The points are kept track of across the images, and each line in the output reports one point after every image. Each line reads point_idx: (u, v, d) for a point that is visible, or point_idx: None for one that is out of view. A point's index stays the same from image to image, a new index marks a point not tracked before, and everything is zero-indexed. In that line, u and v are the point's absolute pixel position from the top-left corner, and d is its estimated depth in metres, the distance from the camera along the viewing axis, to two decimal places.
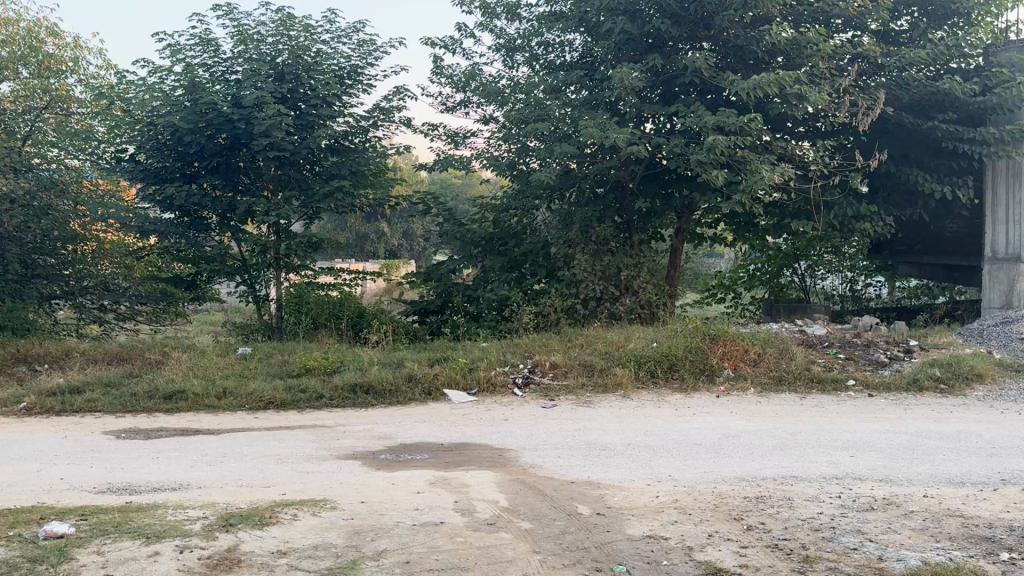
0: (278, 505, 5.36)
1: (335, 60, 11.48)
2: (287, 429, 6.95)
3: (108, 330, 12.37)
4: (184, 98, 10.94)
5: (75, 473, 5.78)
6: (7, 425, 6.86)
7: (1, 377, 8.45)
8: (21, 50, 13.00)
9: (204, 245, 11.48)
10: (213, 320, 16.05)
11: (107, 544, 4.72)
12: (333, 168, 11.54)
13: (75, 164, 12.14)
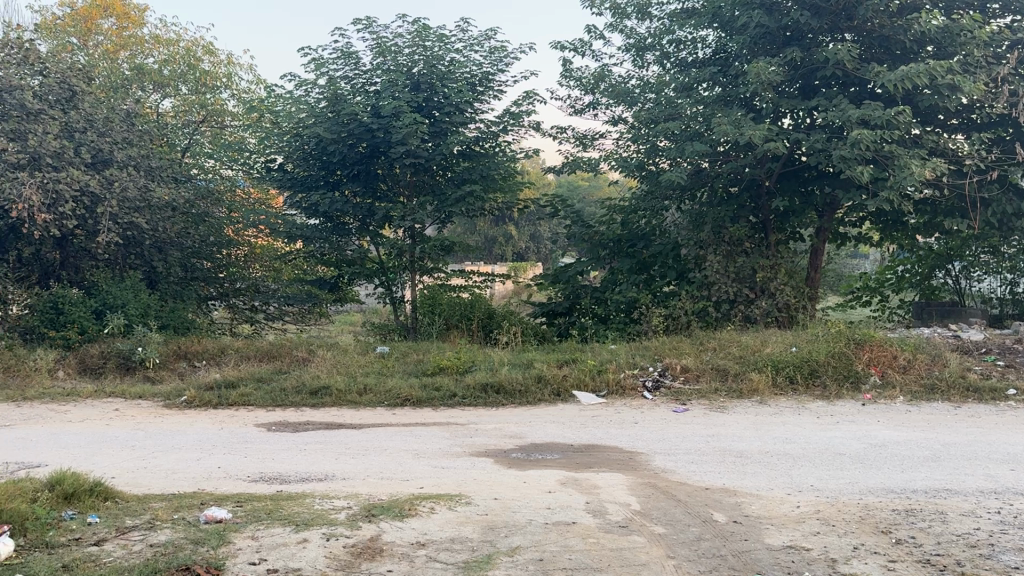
0: (416, 498, 5.55)
1: (468, 68, 11.75)
2: (422, 426, 7.18)
3: (259, 330, 13.20)
4: (328, 110, 11.52)
5: (231, 463, 6.19)
6: (172, 415, 7.45)
7: (165, 371, 9.16)
8: (181, 69, 14.18)
9: (345, 249, 12.08)
10: (353, 319, 16.76)
11: (260, 529, 5.03)
12: (465, 173, 11.85)
13: (228, 174, 13.11)
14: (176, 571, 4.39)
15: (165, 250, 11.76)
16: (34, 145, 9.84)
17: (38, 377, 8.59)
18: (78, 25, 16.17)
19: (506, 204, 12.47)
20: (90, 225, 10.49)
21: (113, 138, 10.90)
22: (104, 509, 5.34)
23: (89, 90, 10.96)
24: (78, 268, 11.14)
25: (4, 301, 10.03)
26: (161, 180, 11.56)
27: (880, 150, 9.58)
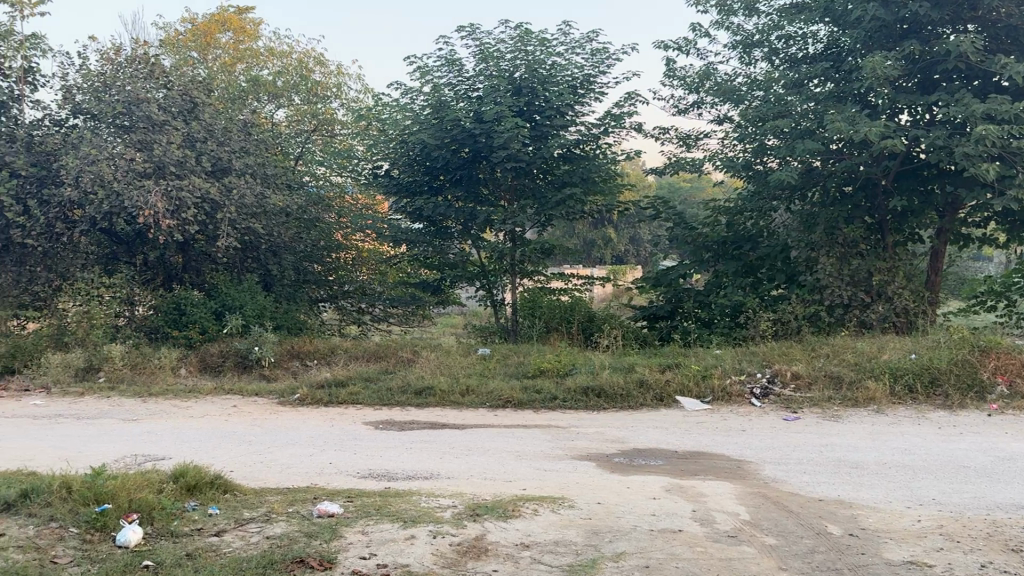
0: (520, 499, 5.57)
1: (569, 71, 11.78)
2: (524, 428, 7.22)
3: (366, 330, 13.56)
4: (432, 117, 11.79)
5: (341, 459, 6.39)
6: (287, 412, 7.76)
7: (278, 370, 9.55)
8: (294, 79, 14.92)
9: (448, 252, 12.31)
10: (455, 321, 16.99)
11: (370, 525, 5.15)
12: (565, 176, 11.87)
13: (338, 181, 13.62)
14: (291, 563, 4.56)
15: (280, 254, 12.37)
16: (159, 155, 10.46)
17: (163, 374, 9.14)
18: (199, 40, 17.06)
19: (606, 206, 12.38)
20: (210, 230, 11.05)
21: (230, 147, 11.46)
22: (224, 500, 5.60)
23: (209, 101, 11.58)
24: (199, 270, 11.81)
25: (131, 301, 10.70)
26: (275, 186, 12.08)
27: (1007, 146, 9.05)
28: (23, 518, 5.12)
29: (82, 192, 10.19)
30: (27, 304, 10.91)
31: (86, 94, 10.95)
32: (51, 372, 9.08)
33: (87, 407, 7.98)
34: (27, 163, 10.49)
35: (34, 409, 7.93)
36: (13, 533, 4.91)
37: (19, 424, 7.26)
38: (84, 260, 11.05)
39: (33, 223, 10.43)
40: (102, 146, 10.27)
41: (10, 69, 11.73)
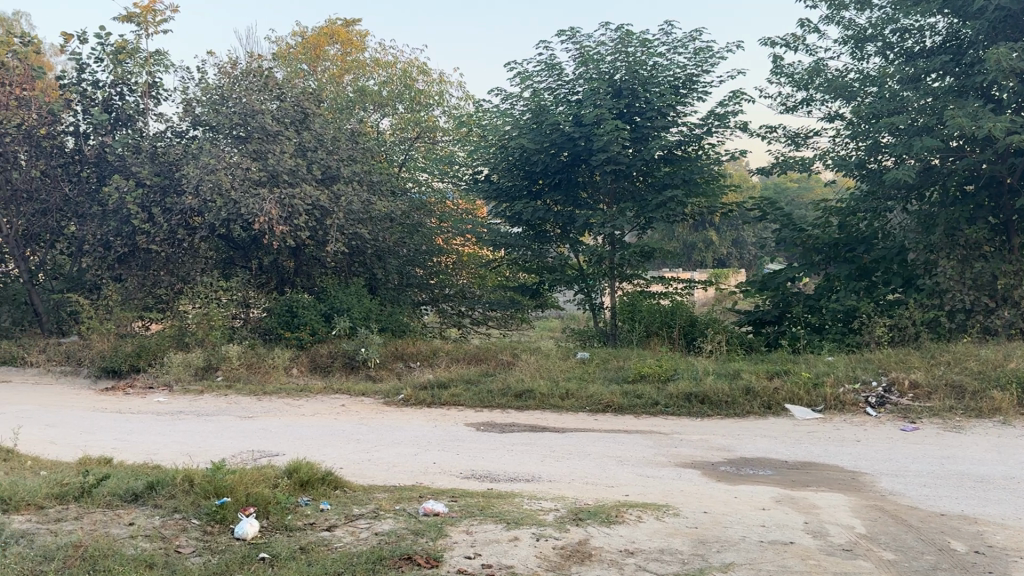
0: (623, 505, 5.52)
1: (672, 71, 11.64)
2: (626, 433, 7.17)
3: (466, 334, 13.72)
4: (532, 122, 11.89)
5: (445, 459, 6.50)
6: (393, 412, 7.97)
7: (382, 371, 9.78)
8: (399, 89, 15.28)
9: (546, 256, 12.36)
10: (553, 326, 17.03)
11: (474, 525, 5.21)
12: (666, 178, 11.71)
13: (440, 187, 14.06)
14: (399, 560, 4.64)
15: (384, 258, 12.68)
16: (272, 163, 10.92)
17: (275, 373, 9.52)
18: (309, 53, 17.75)
19: (709, 208, 12.08)
20: (319, 236, 11.43)
21: (339, 156, 11.89)
22: (334, 496, 5.77)
23: (319, 111, 12.04)
24: (310, 275, 12.29)
25: (247, 304, 11.19)
26: (381, 192, 12.43)
27: None
28: (151, 508, 5.42)
29: (201, 200, 10.70)
30: (153, 306, 11.59)
31: (205, 107, 11.65)
32: (174, 370, 9.57)
33: (206, 404, 8.40)
34: (152, 173, 11.31)
35: (159, 406, 8.41)
36: (142, 522, 5.20)
37: (146, 419, 7.70)
38: (204, 265, 11.58)
39: (157, 229, 11.11)
40: (220, 156, 10.83)
41: (136, 84, 12.55)
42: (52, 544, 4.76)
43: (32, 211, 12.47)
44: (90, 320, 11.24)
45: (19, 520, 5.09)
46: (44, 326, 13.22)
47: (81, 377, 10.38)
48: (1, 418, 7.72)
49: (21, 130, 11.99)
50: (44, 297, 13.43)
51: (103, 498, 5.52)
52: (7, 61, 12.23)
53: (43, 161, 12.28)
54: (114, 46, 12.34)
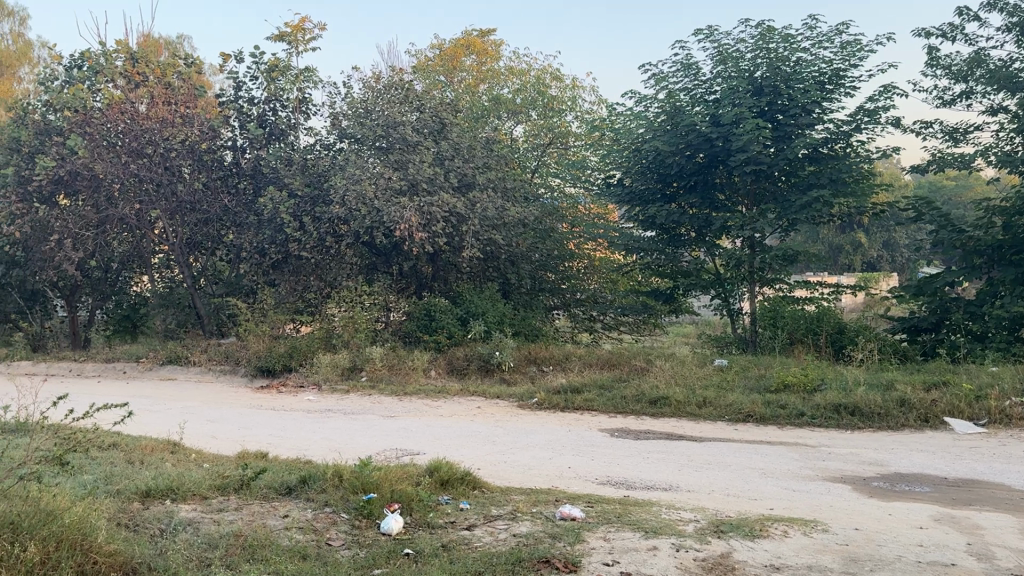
0: (767, 519, 5.34)
1: (817, 67, 11.23)
2: (768, 444, 6.94)
3: (598, 339, 13.64)
4: (667, 123, 11.77)
5: (580, 464, 6.52)
6: (528, 416, 8.08)
7: (517, 376, 9.89)
8: (532, 96, 15.42)
9: (681, 260, 12.26)
10: (688, 332, 16.67)
11: (612, 532, 5.18)
12: (811, 177, 11.27)
13: (571, 192, 14.17)
14: (537, 562, 4.68)
15: (518, 263, 12.96)
16: (412, 172, 11.35)
17: (415, 374, 9.86)
18: (446, 64, 18.27)
19: (857, 208, 11.60)
20: (455, 242, 11.71)
21: (475, 164, 12.18)
22: (473, 497, 5.90)
23: (456, 121, 12.36)
24: (446, 280, 12.62)
25: (388, 307, 11.70)
26: (514, 199, 12.64)
27: None
28: (303, 501, 5.71)
29: (348, 209, 11.28)
30: (303, 309, 12.32)
31: (351, 120, 12.28)
32: (322, 370, 10.13)
33: (351, 403, 8.80)
34: (303, 183, 12.00)
35: (309, 403, 8.90)
36: (295, 515, 5.49)
37: (296, 416, 8.16)
38: (349, 270, 12.25)
39: (308, 237, 11.84)
40: (365, 167, 11.42)
41: (288, 100, 13.30)
42: (215, 532, 5.09)
43: (196, 220, 13.50)
44: (247, 322, 11.86)
45: (186, 508, 5.47)
46: (205, 326, 14.15)
47: (239, 376, 11.06)
48: (170, 413, 8.39)
49: (185, 144, 12.91)
50: (205, 300, 14.31)
51: (260, 490, 5.86)
52: (172, 83, 13.01)
53: (204, 173, 13.28)
54: (268, 64, 13.10)
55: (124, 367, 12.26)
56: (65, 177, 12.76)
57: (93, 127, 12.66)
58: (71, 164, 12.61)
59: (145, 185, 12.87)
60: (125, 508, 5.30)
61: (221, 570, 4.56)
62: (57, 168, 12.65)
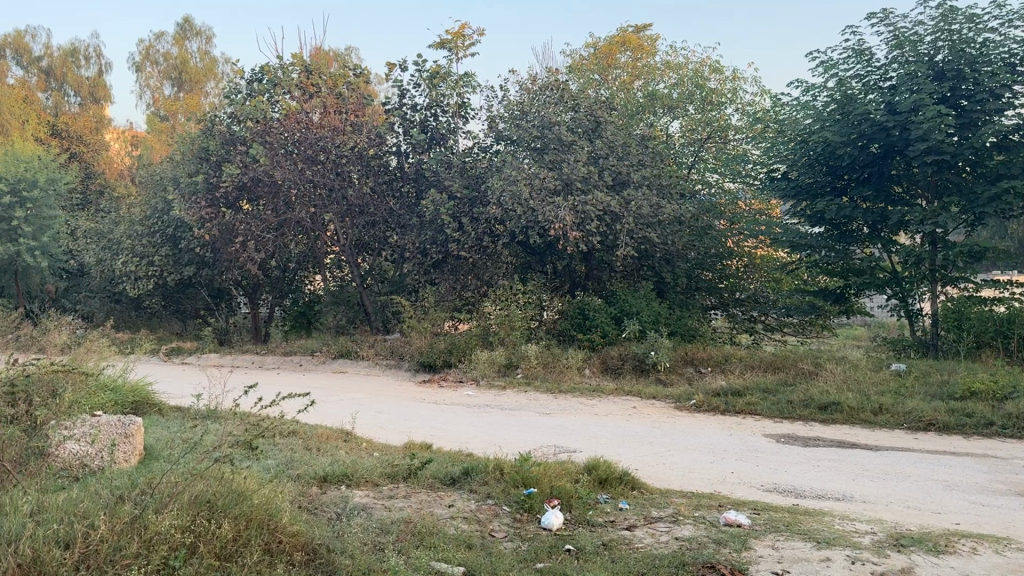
0: (953, 535, 4.96)
1: (1007, 47, 10.37)
2: (952, 456, 6.47)
3: (760, 340, 13.35)
4: (837, 113, 11.22)
5: (744, 469, 6.32)
6: (687, 418, 7.95)
7: (675, 376, 9.78)
8: (689, 90, 15.00)
9: (853, 257, 11.66)
10: (857, 336, 15.79)
11: (781, 540, 4.96)
12: (1000, 168, 10.46)
13: (731, 189, 13.96)
14: (703, 567, 4.57)
15: (674, 262, 12.72)
16: (567, 172, 11.44)
17: (570, 373, 9.95)
18: (601, 63, 18.14)
19: None
20: (610, 240, 11.69)
21: (630, 162, 12.10)
22: (632, 497, 5.84)
23: (611, 119, 12.33)
24: (600, 279, 12.60)
25: (541, 307, 11.84)
26: (670, 197, 12.38)
27: None
28: (466, 493, 5.87)
29: (504, 210, 11.58)
30: (461, 307, 12.69)
31: (507, 122, 12.64)
32: (480, 366, 10.47)
33: (508, 400, 9.00)
34: (462, 186, 12.41)
35: (469, 399, 9.18)
36: (460, 505, 5.65)
37: (457, 410, 8.43)
38: (505, 269, 12.55)
39: (466, 237, 12.21)
40: (521, 167, 11.61)
41: (448, 105, 13.70)
42: (387, 518, 5.32)
43: (363, 223, 14.29)
44: (410, 319, 12.35)
45: (359, 494, 5.75)
46: (372, 322, 14.96)
47: (403, 369, 11.71)
48: (343, 404, 8.89)
49: (354, 151, 13.62)
50: (373, 298, 15.11)
51: (426, 480, 6.09)
52: (343, 93, 13.92)
53: (372, 177, 13.95)
54: (430, 71, 13.53)
55: (300, 359, 13.14)
56: (248, 183, 13.69)
57: (273, 137, 13.55)
58: (253, 171, 13.44)
59: (317, 189, 13.68)
60: (304, 492, 5.62)
61: (394, 554, 4.74)
62: (242, 175, 13.59)
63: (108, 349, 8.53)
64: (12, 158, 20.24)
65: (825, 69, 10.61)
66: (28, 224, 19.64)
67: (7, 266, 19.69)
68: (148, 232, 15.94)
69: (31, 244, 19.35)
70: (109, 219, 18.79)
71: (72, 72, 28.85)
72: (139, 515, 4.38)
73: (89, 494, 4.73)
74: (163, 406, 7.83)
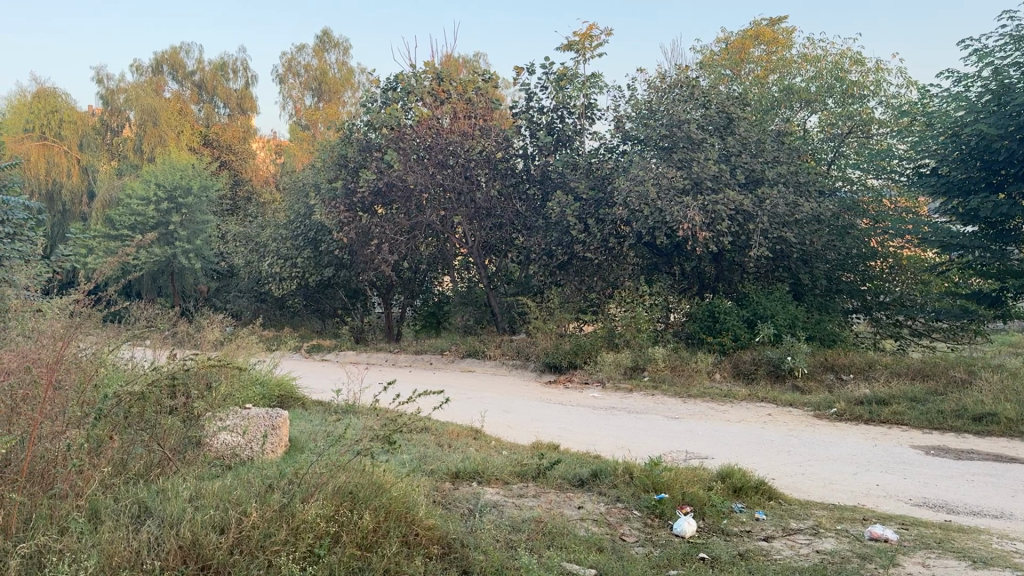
0: None
1: None
2: None
3: (905, 346, 12.79)
4: (992, 104, 10.49)
5: (889, 482, 6.02)
6: (826, 427, 7.65)
7: (813, 382, 9.48)
8: (828, 83, 14.48)
9: (1010, 259, 10.94)
10: (1016, 342, 14.70)
11: (932, 558, 4.66)
12: None
13: (876, 184, 13.03)
14: None
15: (811, 263, 12.25)
16: (697, 171, 11.30)
17: (699, 377, 9.83)
18: (733, 58, 17.63)
19: None
20: (742, 240, 11.36)
21: (764, 159, 11.76)
22: (769, 507, 5.65)
23: (743, 115, 12.06)
24: (731, 281, 12.26)
25: (668, 308, 11.77)
26: (808, 194, 11.91)
27: None
28: (596, 495, 5.86)
29: (631, 210, 11.52)
30: (586, 308, 12.79)
31: (635, 122, 12.60)
32: (606, 369, 10.51)
33: (635, 403, 8.97)
34: (588, 187, 12.42)
35: (595, 400, 9.19)
36: (589, 507, 5.64)
37: (583, 411, 8.47)
38: (631, 270, 12.56)
39: (592, 239, 12.14)
40: (648, 167, 11.53)
41: (574, 107, 13.70)
42: (518, 517, 5.38)
43: (491, 225, 14.53)
44: (536, 319, 12.79)
45: (491, 491, 5.85)
46: (499, 323, 15.24)
47: (529, 370, 11.94)
48: (471, 403, 9.11)
49: (483, 155, 13.95)
50: (499, 299, 15.40)
51: (556, 480, 6.13)
52: (472, 98, 14.21)
53: (499, 180, 14.19)
54: (557, 74, 13.57)
55: (431, 358, 13.57)
56: (383, 188, 14.19)
57: (406, 143, 14.06)
58: (388, 176, 13.94)
59: (448, 194, 14.08)
60: (438, 486, 5.77)
61: (526, 552, 4.78)
62: (377, 180, 14.10)
63: (256, 346, 9.06)
64: (170, 166, 21.83)
65: (979, 57, 9.93)
66: (184, 228, 21.16)
67: (165, 267, 21.28)
68: (291, 236, 16.82)
69: (186, 247, 20.84)
70: (255, 223, 19.96)
71: (222, 85, 30.79)
72: (287, 503, 4.59)
73: (243, 483, 5.01)
74: (306, 401, 8.24)
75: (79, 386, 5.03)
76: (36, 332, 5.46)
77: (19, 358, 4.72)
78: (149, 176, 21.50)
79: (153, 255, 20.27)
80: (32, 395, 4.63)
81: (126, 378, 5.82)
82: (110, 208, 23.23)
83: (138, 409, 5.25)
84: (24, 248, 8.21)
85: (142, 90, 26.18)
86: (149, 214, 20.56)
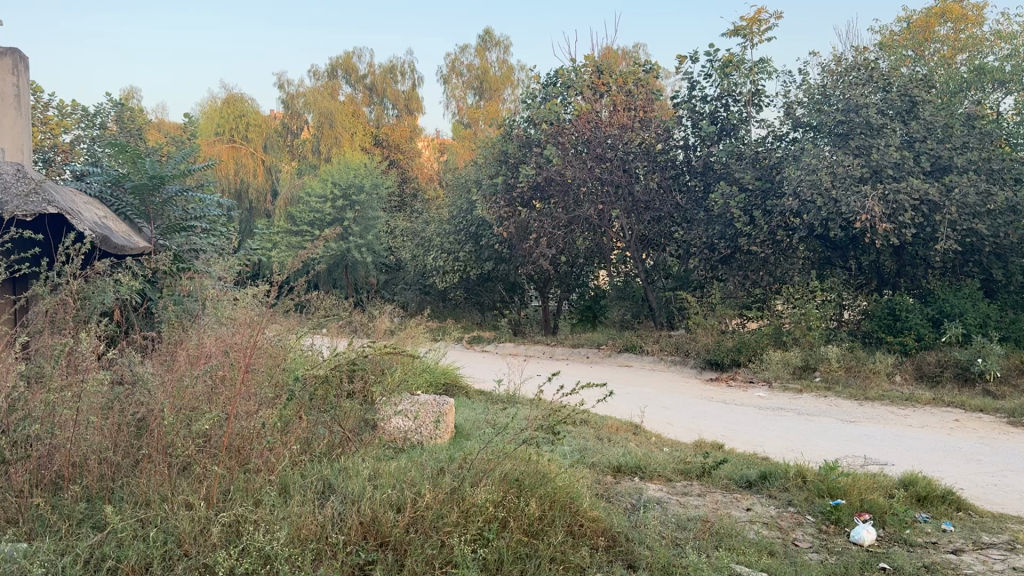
0: None
1: None
2: None
3: None
4: None
5: None
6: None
7: (1007, 387, 8.72)
8: None
9: None
10: None
11: None
12: None
13: None
14: None
15: (1006, 257, 11.23)
16: (876, 158, 10.72)
17: (877, 379, 9.31)
18: (916, 37, 16.48)
19: None
20: (927, 231, 10.72)
21: (952, 144, 10.95)
22: (956, 519, 5.26)
23: (929, 97, 11.28)
24: (915, 277, 11.54)
25: (842, 306, 11.52)
26: (1002, 182, 10.96)
27: None
28: (766, 497, 5.66)
29: (801, 201, 11.14)
30: (750, 304, 12.65)
31: (808, 108, 12.03)
32: (773, 368, 10.18)
33: (806, 404, 8.70)
34: (755, 177, 12.03)
35: (761, 400, 8.94)
36: (759, 510, 5.46)
37: (749, 411, 8.27)
38: (802, 264, 12.24)
39: (758, 231, 11.85)
40: (822, 155, 11.12)
41: (740, 94, 13.21)
42: (684, 515, 5.28)
43: (650, 218, 14.36)
44: (697, 314, 12.84)
45: (653, 487, 5.79)
46: (656, 318, 15.11)
47: (688, 367, 11.81)
48: (632, 398, 9.19)
49: (643, 147, 13.82)
50: (658, 294, 15.29)
51: (721, 480, 6.00)
52: (632, 90, 14.11)
53: (659, 173, 13.93)
54: (723, 60, 13.10)
55: (587, 352, 13.64)
56: (542, 183, 14.43)
57: (565, 137, 14.32)
58: (547, 171, 14.21)
59: (606, 187, 14.12)
60: (600, 479, 5.78)
61: (694, 551, 4.67)
62: (536, 176, 14.41)
63: (425, 337, 9.43)
64: (344, 166, 23.25)
65: None
66: (357, 224, 22.50)
67: (339, 262, 22.56)
68: (454, 231, 17.42)
69: (358, 242, 22.07)
70: (420, 219, 20.82)
71: (390, 87, 32.22)
72: (458, 487, 4.73)
73: (417, 465, 5.22)
74: (472, 390, 8.50)
75: (270, 371, 5.39)
76: (233, 319, 5.92)
77: (217, 345, 5.16)
78: (325, 176, 22.86)
79: (329, 250, 21.59)
80: (228, 377, 5.00)
81: (312, 363, 6.22)
82: (291, 205, 25.05)
83: (321, 393, 5.68)
84: (220, 242, 8.82)
85: (320, 95, 27.89)
86: (327, 211, 22.02)
